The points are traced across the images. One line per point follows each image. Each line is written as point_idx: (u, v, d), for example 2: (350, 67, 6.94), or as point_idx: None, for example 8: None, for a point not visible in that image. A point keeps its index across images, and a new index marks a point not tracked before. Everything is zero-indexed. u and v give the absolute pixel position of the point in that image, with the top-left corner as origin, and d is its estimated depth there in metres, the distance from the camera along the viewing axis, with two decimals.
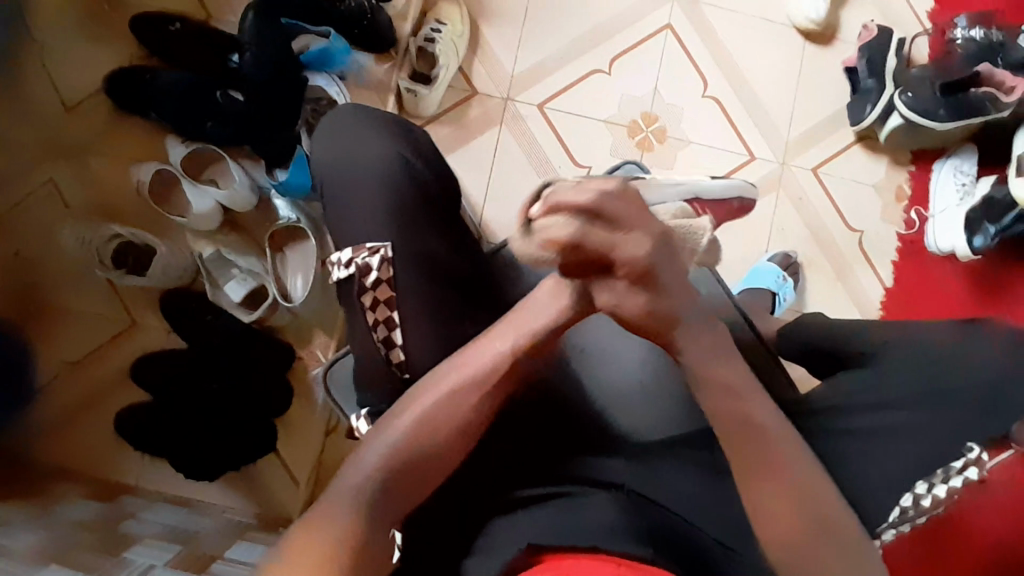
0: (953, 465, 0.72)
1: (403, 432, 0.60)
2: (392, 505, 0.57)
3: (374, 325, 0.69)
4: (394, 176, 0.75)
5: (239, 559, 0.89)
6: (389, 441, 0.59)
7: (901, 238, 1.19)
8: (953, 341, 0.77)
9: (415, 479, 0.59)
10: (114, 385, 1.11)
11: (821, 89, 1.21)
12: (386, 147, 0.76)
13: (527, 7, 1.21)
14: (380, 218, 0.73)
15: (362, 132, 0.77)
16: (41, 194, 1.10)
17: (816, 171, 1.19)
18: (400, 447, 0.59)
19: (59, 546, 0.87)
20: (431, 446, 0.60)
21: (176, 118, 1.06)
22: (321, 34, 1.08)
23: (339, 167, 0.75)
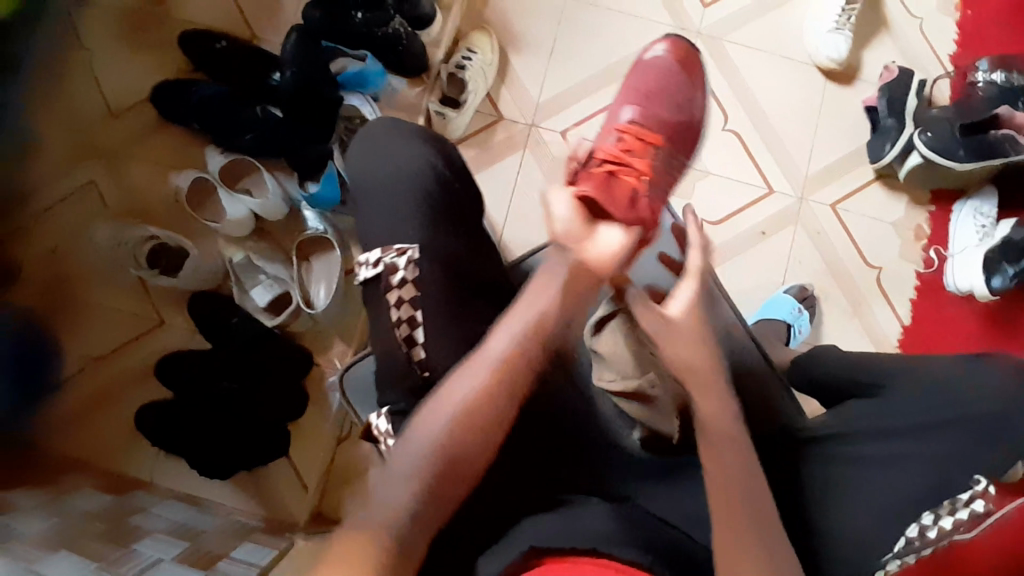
0: (960, 498, 0.72)
1: (440, 430, 0.59)
2: (435, 503, 0.57)
3: (398, 322, 0.72)
4: (427, 184, 0.78)
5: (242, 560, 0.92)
6: (427, 440, 0.58)
7: (919, 276, 1.19)
8: (959, 369, 0.77)
9: (452, 484, 0.58)
10: (136, 382, 1.14)
11: (841, 127, 1.23)
12: (421, 157, 0.79)
13: (555, 38, 1.26)
14: (413, 222, 0.75)
15: (399, 142, 0.80)
16: (83, 194, 1.16)
17: (833, 208, 1.21)
18: (440, 445, 0.58)
19: (71, 533, 0.90)
20: (467, 445, 0.59)
21: (216, 129, 1.11)
22: (357, 58, 1.12)
23: (376, 175, 0.78)
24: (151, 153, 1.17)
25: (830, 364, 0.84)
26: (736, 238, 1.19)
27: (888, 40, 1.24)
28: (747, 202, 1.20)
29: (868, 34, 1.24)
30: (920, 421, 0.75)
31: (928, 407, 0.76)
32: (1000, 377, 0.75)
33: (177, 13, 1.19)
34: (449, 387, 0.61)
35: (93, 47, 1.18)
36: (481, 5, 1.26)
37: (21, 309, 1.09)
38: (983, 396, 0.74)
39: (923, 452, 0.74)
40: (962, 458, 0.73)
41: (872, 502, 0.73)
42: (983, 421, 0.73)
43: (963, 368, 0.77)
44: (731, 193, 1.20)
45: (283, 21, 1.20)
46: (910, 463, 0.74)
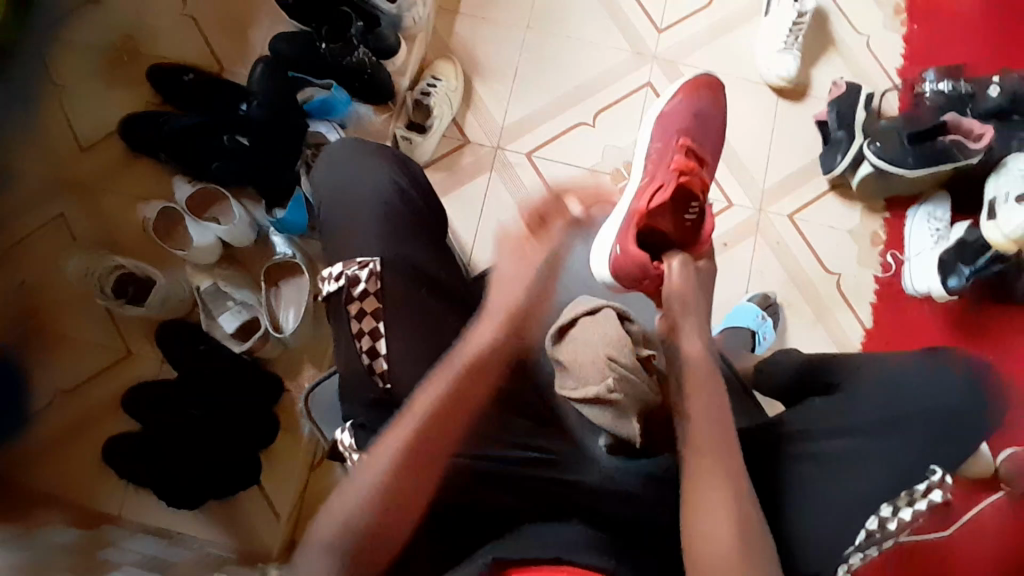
0: (918, 489, 0.73)
1: (401, 441, 0.63)
2: (394, 504, 0.63)
3: (359, 335, 0.73)
4: (391, 198, 0.79)
5: None
6: (388, 455, 0.63)
7: (878, 281, 1.22)
8: (917, 360, 0.78)
9: (412, 485, 0.63)
10: (104, 414, 1.13)
11: (795, 141, 1.27)
12: (385, 174, 0.81)
13: (517, 65, 1.30)
14: (377, 235, 0.76)
15: (358, 160, 0.82)
16: (51, 227, 1.16)
17: (791, 219, 1.24)
18: (399, 454, 0.63)
19: (42, 565, 0.88)
20: (427, 449, 0.64)
21: (184, 159, 1.13)
22: (324, 87, 1.14)
23: (340, 192, 0.80)
24: (120, 185, 1.18)
25: (787, 368, 0.86)
26: None
27: (836, 57, 1.30)
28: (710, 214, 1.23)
29: (816, 53, 1.29)
30: (875, 415, 0.75)
31: (888, 397, 0.76)
32: (954, 368, 0.75)
33: (145, 48, 1.22)
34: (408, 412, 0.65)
35: (62, 85, 1.20)
36: (444, 36, 1.31)
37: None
38: (940, 390, 0.75)
39: (878, 446, 0.74)
40: (917, 450, 0.73)
41: (835, 498, 0.73)
42: (942, 412, 0.74)
43: (919, 361, 0.77)
44: None
45: (251, 54, 1.23)
46: (868, 457, 0.74)
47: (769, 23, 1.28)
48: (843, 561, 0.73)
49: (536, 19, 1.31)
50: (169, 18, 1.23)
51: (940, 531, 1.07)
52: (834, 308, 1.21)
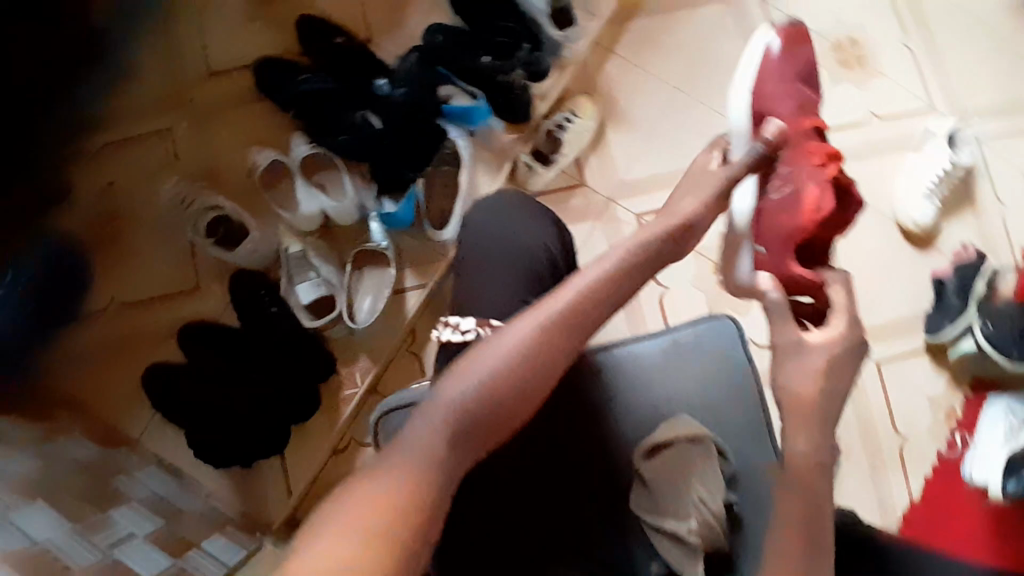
0: None
1: (478, 377, 0.60)
2: (455, 445, 0.59)
3: None
4: (540, 261, 0.80)
5: (213, 553, 0.98)
6: (462, 387, 0.60)
7: (939, 457, 1.19)
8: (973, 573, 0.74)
9: (479, 427, 0.60)
10: (155, 342, 1.13)
11: (905, 288, 1.23)
12: (547, 234, 0.82)
13: (655, 125, 1.27)
14: (515, 291, 0.77)
15: (518, 216, 0.83)
16: (155, 140, 1.12)
17: (878, 366, 1.21)
18: (473, 393, 0.60)
19: (54, 487, 0.89)
20: (504, 391, 0.61)
21: (309, 120, 1.11)
22: (472, 95, 1.13)
23: (496, 237, 0.81)
24: (235, 124, 1.16)
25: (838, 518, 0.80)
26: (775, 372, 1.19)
27: (972, 218, 1.25)
28: None
29: (954, 208, 1.25)
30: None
31: None
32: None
33: None
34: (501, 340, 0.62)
35: (212, 5, 1.18)
36: (592, 73, 1.28)
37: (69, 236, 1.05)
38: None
39: None
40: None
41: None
42: None
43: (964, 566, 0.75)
44: None
45: (402, 32, 1.20)
46: None
47: (919, 164, 1.23)
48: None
49: (689, 86, 1.29)
50: None
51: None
52: (888, 468, 1.18)
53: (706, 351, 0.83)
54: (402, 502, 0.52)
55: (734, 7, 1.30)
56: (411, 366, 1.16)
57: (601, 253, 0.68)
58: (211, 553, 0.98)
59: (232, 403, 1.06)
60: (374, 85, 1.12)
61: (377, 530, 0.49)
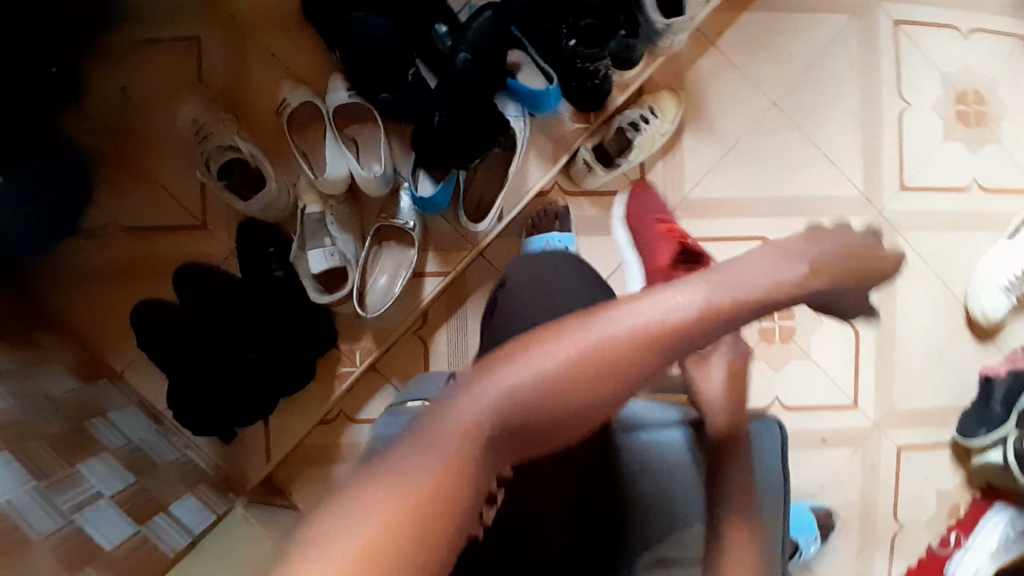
0: None
1: (545, 367, 0.51)
2: (496, 446, 0.48)
3: None
4: None
5: (180, 518, 0.93)
6: (522, 374, 0.50)
7: (928, 550, 1.16)
8: None
9: (531, 434, 0.50)
10: (151, 272, 1.03)
11: (951, 377, 1.15)
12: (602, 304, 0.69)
13: (739, 142, 1.13)
14: None
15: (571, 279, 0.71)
16: (183, 53, 1.01)
17: (901, 450, 1.14)
18: (534, 384, 0.50)
19: (27, 430, 0.82)
20: (569, 394, 0.50)
21: (352, 64, 0.95)
22: (546, 76, 0.97)
23: (535, 296, 0.69)
24: (275, 46, 1.02)
25: None
26: (797, 436, 1.12)
27: None
28: (829, 403, 1.12)
29: None
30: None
31: None
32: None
33: None
34: (534, 345, 0.52)
35: None
36: (683, 66, 1.12)
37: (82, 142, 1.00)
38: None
39: None
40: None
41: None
42: None
43: None
44: (812, 387, 1.12)
45: None
46: None
47: (1008, 252, 1.12)
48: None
49: (788, 106, 1.13)
50: None
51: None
52: (876, 551, 1.15)
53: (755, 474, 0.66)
54: (420, 508, 0.43)
55: (861, 24, 1.14)
56: (416, 352, 1.09)
57: (708, 274, 0.59)
58: (178, 518, 0.93)
59: (222, 362, 0.97)
60: (433, 32, 0.97)
61: (378, 543, 0.41)
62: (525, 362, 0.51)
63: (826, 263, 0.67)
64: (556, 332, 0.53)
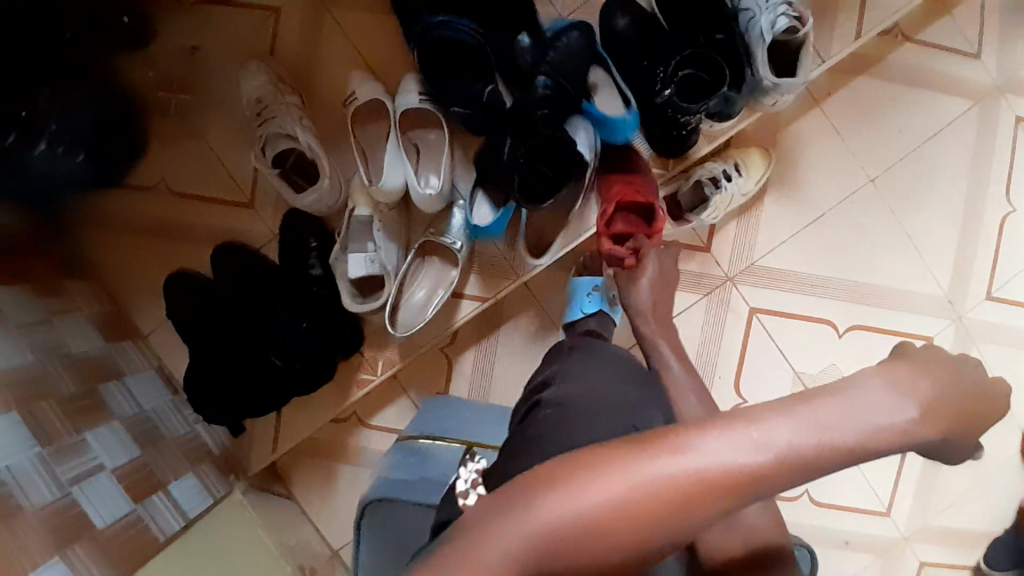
0: None
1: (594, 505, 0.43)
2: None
3: None
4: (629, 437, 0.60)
5: (178, 500, 0.91)
6: (569, 508, 0.43)
7: None
8: None
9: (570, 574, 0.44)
10: (192, 241, 1.01)
11: (993, 502, 1.08)
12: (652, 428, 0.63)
13: (822, 216, 1.05)
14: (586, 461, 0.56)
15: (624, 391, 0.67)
16: (259, 21, 0.96)
17: (922, 567, 1.08)
18: (579, 524, 0.43)
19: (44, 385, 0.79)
20: (617, 539, 0.43)
21: (430, 67, 0.89)
22: (626, 102, 0.88)
23: (592, 399, 0.65)
24: (353, 29, 0.96)
25: None
26: (817, 533, 1.06)
27: None
28: (857, 504, 1.06)
29: None
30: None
31: None
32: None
33: None
34: (576, 477, 0.44)
35: None
36: (780, 124, 1.04)
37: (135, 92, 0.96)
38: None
39: None
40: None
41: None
42: None
43: None
44: (843, 484, 1.06)
45: None
46: None
47: None
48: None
49: (883, 188, 1.05)
50: None
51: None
52: None
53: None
54: None
55: (980, 114, 1.05)
56: (441, 368, 1.05)
57: (825, 401, 0.45)
58: (177, 499, 0.90)
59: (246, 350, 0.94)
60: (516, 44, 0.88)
61: None
62: (569, 491, 0.43)
63: (943, 402, 0.46)
64: (603, 460, 0.45)
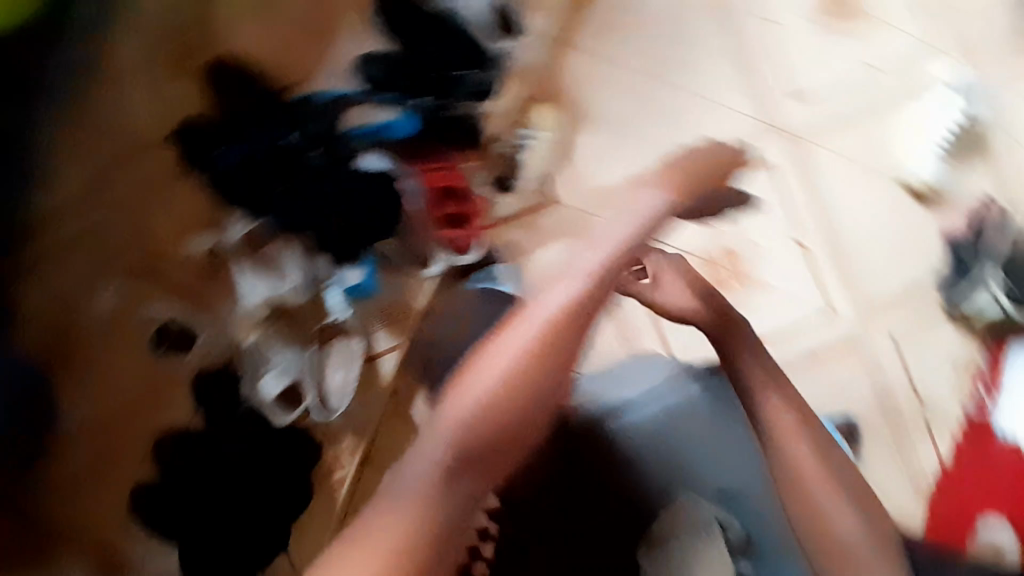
0: None
1: (493, 378, 0.60)
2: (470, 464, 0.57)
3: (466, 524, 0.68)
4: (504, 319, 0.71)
5: None
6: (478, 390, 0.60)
7: (970, 419, 1.11)
8: None
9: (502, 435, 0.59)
10: (116, 458, 0.99)
11: (915, 251, 1.14)
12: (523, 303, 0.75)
13: (630, 117, 1.12)
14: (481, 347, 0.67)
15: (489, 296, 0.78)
16: (89, 241, 1.01)
17: (894, 338, 1.13)
18: (487, 397, 0.59)
19: None
20: (520, 394, 0.60)
21: (232, 196, 0.99)
22: (389, 108, 1.03)
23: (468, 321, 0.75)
24: (167, 202, 1.03)
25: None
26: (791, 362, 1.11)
27: (983, 165, 1.15)
28: (804, 321, 1.13)
29: (961, 157, 1.15)
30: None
31: None
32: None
33: (219, 45, 1.05)
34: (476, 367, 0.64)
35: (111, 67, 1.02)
36: (548, 73, 1.13)
37: (25, 355, 0.96)
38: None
39: None
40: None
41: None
42: None
43: None
44: (782, 310, 1.12)
45: (328, 64, 1.07)
46: None
47: (918, 122, 1.16)
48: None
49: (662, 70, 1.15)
50: (250, 10, 1.07)
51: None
52: (917, 439, 1.11)
53: (719, 410, 0.84)
54: (422, 542, 0.52)
55: None
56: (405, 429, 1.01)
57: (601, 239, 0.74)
58: None
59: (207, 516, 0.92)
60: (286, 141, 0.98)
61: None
62: (473, 378, 0.62)
63: None
64: (491, 350, 0.64)
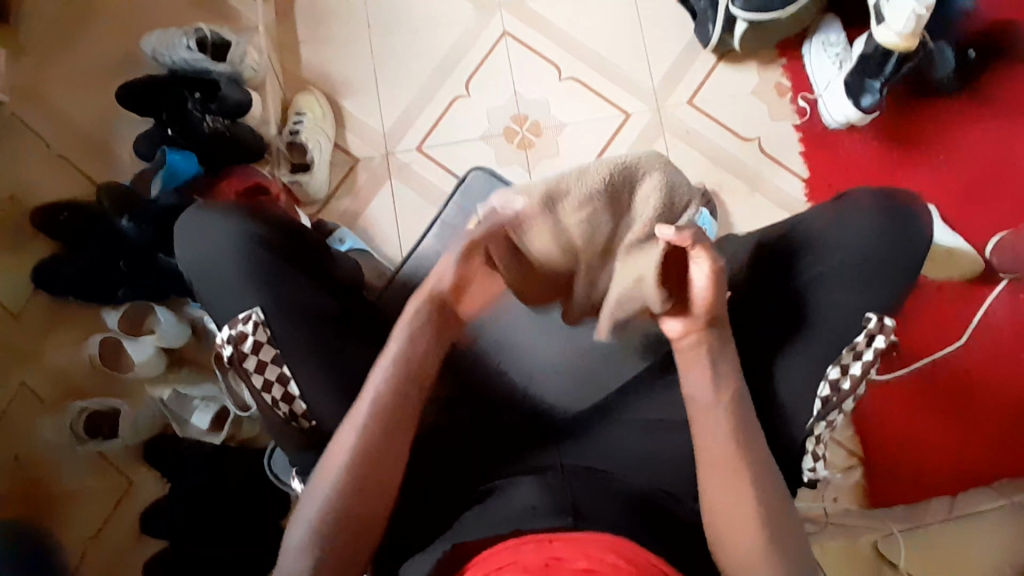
0: (860, 341, 0.73)
1: (355, 441, 0.66)
2: (354, 515, 0.64)
3: (268, 388, 0.74)
4: (246, 245, 0.79)
5: None
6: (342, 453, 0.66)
7: (799, 128, 1.19)
8: (821, 219, 0.79)
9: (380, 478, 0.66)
10: (128, 553, 1.10)
11: (663, 26, 1.24)
12: (246, 226, 0.80)
13: (375, 68, 1.27)
14: (244, 275, 0.77)
15: (210, 226, 0.80)
16: (20, 398, 1.16)
17: (692, 104, 1.22)
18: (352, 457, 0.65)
19: None
20: (382, 446, 0.66)
21: (92, 295, 1.13)
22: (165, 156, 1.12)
23: (203, 252, 0.79)
24: (59, 332, 1.18)
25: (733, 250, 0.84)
26: None
27: None
28: (613, 134, 1.22)
29: None
30: (814, 272, 0.77)
31: (827, 258, 0.77)
32: (922, 243, 0.76)
33: (32, 202, 1.20)
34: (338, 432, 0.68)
35: None
36: (295, 71, 1.27)
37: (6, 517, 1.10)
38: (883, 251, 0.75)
39: (841, 292, 0.75)
40: (852, 300, 0.74)
41: (789, 353, 0.75)
42: (874, 265, 0.75)
43: (823, 211, 0.79)
44: (588, 137, 1.22)
45: (121, 165, 1.21)
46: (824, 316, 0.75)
47: None
48: (804, 452, 0.74)
49: (377, 15, 1.28)
50: (40, 159, 1.22)
51: (905, 366, 1.12)
52: (765, 170, 1.19)
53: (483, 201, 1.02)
54: None
55: None
56: None
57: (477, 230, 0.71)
58: None
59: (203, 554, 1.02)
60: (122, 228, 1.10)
61: None
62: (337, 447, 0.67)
63: None
64: (351, 416, 0.68)
